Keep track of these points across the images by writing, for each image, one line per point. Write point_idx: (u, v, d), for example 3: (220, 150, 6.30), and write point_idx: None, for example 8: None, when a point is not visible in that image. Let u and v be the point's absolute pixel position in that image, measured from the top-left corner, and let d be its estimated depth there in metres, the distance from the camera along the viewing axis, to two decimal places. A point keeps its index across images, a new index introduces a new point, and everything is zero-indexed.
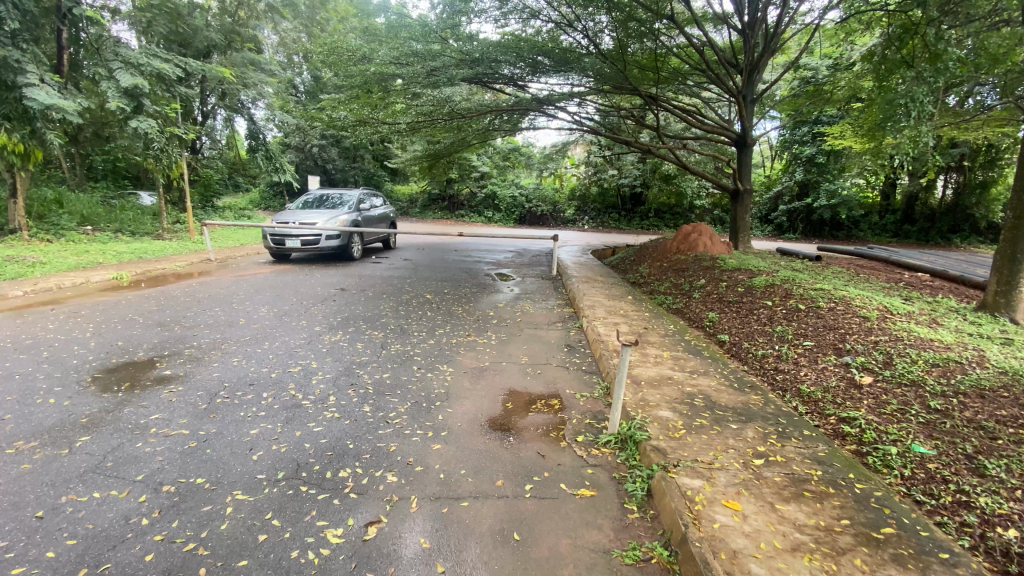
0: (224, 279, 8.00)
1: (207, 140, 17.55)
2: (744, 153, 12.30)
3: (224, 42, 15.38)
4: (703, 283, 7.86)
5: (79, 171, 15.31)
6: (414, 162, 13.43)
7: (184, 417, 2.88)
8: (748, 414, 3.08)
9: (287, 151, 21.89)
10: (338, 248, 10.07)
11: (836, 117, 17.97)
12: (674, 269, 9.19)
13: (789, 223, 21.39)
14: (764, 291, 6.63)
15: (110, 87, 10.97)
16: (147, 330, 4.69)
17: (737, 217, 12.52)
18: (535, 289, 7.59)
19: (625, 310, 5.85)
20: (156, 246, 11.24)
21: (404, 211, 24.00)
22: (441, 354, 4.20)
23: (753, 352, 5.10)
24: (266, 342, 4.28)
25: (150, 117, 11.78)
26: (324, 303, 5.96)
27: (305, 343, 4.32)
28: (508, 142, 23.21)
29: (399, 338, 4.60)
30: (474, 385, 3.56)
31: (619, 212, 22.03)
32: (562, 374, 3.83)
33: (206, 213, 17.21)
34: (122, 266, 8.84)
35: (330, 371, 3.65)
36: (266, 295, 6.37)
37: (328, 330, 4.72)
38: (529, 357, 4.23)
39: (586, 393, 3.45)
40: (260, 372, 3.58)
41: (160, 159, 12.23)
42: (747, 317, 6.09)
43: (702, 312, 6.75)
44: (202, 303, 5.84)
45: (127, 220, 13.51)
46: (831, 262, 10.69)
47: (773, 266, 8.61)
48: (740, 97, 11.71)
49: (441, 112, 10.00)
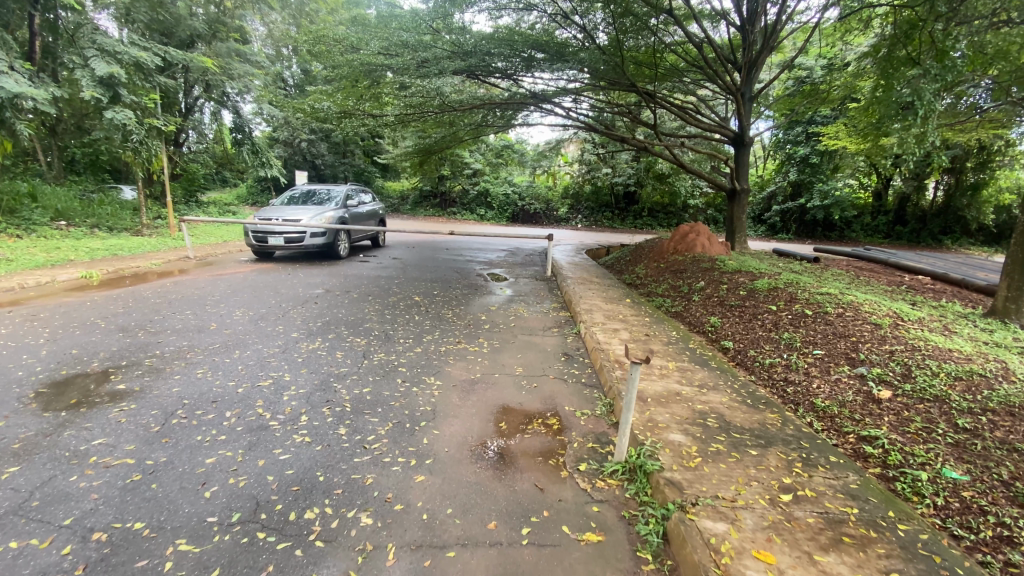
0: (202, 278, 7.58)
1: (191, 133, 17.00)
2: (741, 153, 12.04)
3: (208, 31, 14.86)
4: (701, 285, 7.59)
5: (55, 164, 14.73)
6: (405, 158, 13.05)
7: (131, 443, 2.54)
8: (766, 437, 2.77)
9: (275, 146, 21.37)
10: (323, 246, 9.68)
11: (830, 117, 17.82)
12: (671, 270, 8.93)
13: (782, 223, 21.25)
14: (767, 294, 6.37)
15: (83, 75, 10.48)
16: (107, 336, 4.30)
17: (734, 217, 12.28)
18: (528, 291, 7.27)
19: (624, 314, 5.55)
20: (134, 243, 10.76)
21: (395, 208, 23.55)
22: (427, 365, 3.87)
23: (760, 362, 4.82)
24: (236, 351, 3.93)
25: (127, 108, 11.27)
26: (305, 306, 5.60)
27: (280, 351, 3.97)
28: (501, 138, 22.85)
29: (383, 346, 4.26)
30: (463, 401, 3.23)
31: (613, 211, 21.78)
32: (559, 387, 3.52)
33: (190, 208, 16.68)
34: (95, 264, 8.37)
35: (304, 385, 3.32)
36: (243, 297, 5.98)
37: (306, 337, 4.38)
38: (524, 368, 3.91)
39: (586, 410, 3.14)
40: (225, 386, 3.24)
41: (139, 152, 11.67)
42: (750, 322, 5.81)
43: (703, 316, 6.48)
44: (173, 306, 5.45)
45: (105, 216, 12.96)
46: (829, 263, 10.48)
47: (774, 268, 8.36)
48: (738, 94, 11.45)
49: (430, 107, 9.63)
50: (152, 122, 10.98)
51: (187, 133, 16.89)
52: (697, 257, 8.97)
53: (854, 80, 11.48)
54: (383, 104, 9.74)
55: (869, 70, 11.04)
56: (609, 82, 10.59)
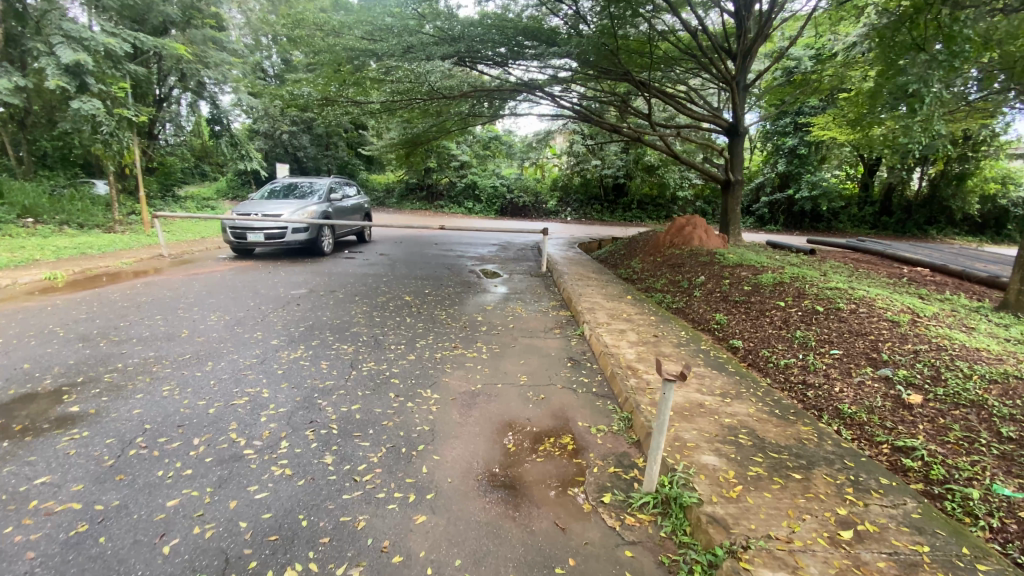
0: (177, 278, 7.12)
1: (167, 126, 16.29)
2: (735, 143, 11.75)
3: (182, 18, 14.13)
4: (702, 280, 7.32)
5: (23, 158, 14.00)
6: (390, 150, 12.60)
7: (79, 481, 2.16)
8: (807, 457, 2.49)
9: (255, 139, 20.68)
10: (305, 242, 9.24)
11: (819, 107, 17.65)
12: (668, 264, 8.65)
13: (770, 214, 21.13)
14: (773, 289, 6.11)
15: (48, 63, 9.87)
16: (65, 347, 3.87)
17: (727, 209, 12.05)
18: (523, 288, 6.95)
19: (628, 313, 5.24)
20: (105, 240, 10.19)
21: (380, 201, 23.03)
22: (421, 375, 3.51)
23: (773, 362, 4.54)
24: (208, 363, 3.55)
25: (95, 97, 10.62)
26: (287, 309, 5.21)
27: (257, 362, 3.60)
28: (488, 130, 22.42)
29: (373, 353, 3.90)
30: (464, 419, 2.89)
31: (601, 204, 21.51)
32: (569, 398, 3.19)
33: (168, 204, 16.02)
34: (61, 264, 7.83)
35: (285, 403, 2.96)
36: (220, 298, 5.57)
37: (287, 345, 3.99)
38: (527, 376, 3.57)
39: (602, 426, 2.82)
40: (195, 407, 2.87)
41: (109, 145, 11.07)
42: (758, 320, 5.53)
43: (707, 313, 6.21)
44: (143, 310, 5.02)
45: (76, 212, 12.30)
46: (826, 255, 10.29)
47: (774, 261, 8.14)
48: (733, 84, 11.11)
49: (415, 98, 9.19)
50: (123, 113, 10.39)
51: (164, 125, 16.19)
52: (695, 251, 8.71)
53: (845, 69, 11.27)
54: (365, 94, 9.27)
55: (861, 59, 10.82)
56: (598, 70, 10.28)
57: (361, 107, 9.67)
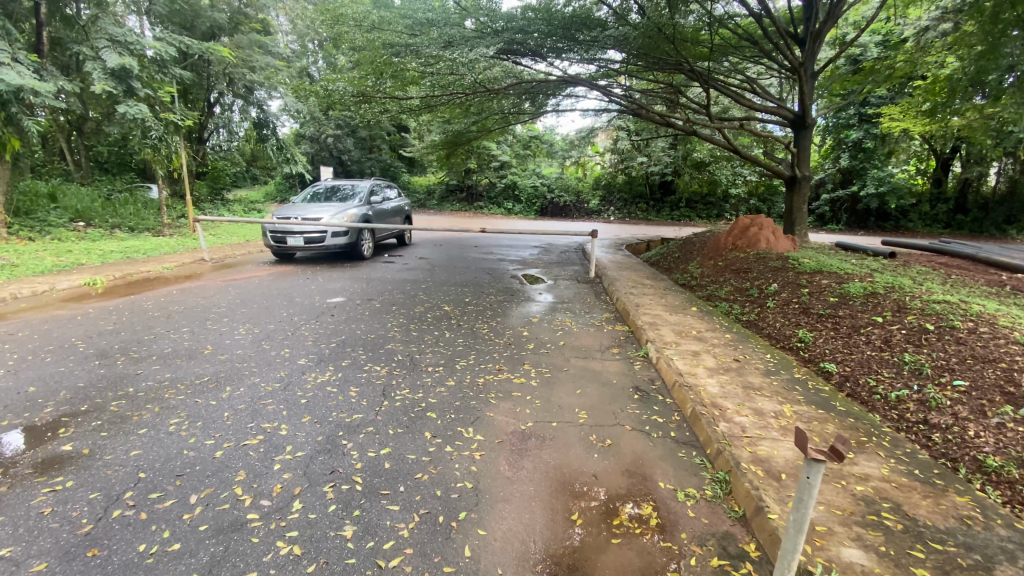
0: (214, 284, 6.93)
1: (220, 131, 16.60)
2: (801, 136, 10.76)
3: (229, 24, 14.29)
4: (775, 289, 6.55)
5: (83, 163, 14.49)
6: (431, 150, 12.24)
7: (43, 556, 1.75)
8: (982, 552, 1.87)
9: (301, 142, 20.91)
10: (345, 246, 8.98)
11: (888, 96, 16.24)
12: (732, 269, 7.88)
13: (831, 213, 19.63)
14: (863, 302, 5.30)
15: (95, 67, 9.96)
16: (80, 365, 3.57)
17: (792, 208, 11.07)
18: (572, 296, 6.38)
19: (697, 330, 4.59)
20: (151, 244, 10.26)
21: (420, 203, 22.81)
22: (462, 408, 2.99)
23: (879, 395, 3.81)
24: (226, 389, 3.14)
25: (141, 101, 10.77)
26: (320, 320, 4.82)
27: (279, 387, 3.17)
28: (529, 129, 21.89)
29: (408, 377, 3.41)
30: (515, 472, 2.35)
31: (647, 203, 20.58)
32: (644, 447, 2.61)
33: (217, 207, 16.30)
34: (103, 269, 7.79)
35: (303, 446, 2.49)
36: (252, 308, 5.25)
37: (314, 365, 3.55)
38: (586, 411, 3.00)
39: (692, 492, 2.25)
40: (201, 449, 2.45)
41: (158, 149, 11.29)
42: (851, 339, 4.77)
43: (786, 329, 5.47)
44: (170, 322, 4.74)
45: (128, 215, 12.57)
46: (908, 259, 9.18)
47: (855, 267, 7.23)
48: (802, 72, 9.98)
49: (454, 94, 8.68)
50: (168, 117, 10.45)
51: (215, 129, 16.45)
52: (761, 255, 7.90)
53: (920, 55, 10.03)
54: (402, 91, 8.88)
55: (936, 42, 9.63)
56: (648, 60, 9.58)
57: (400, 108, 9.32)
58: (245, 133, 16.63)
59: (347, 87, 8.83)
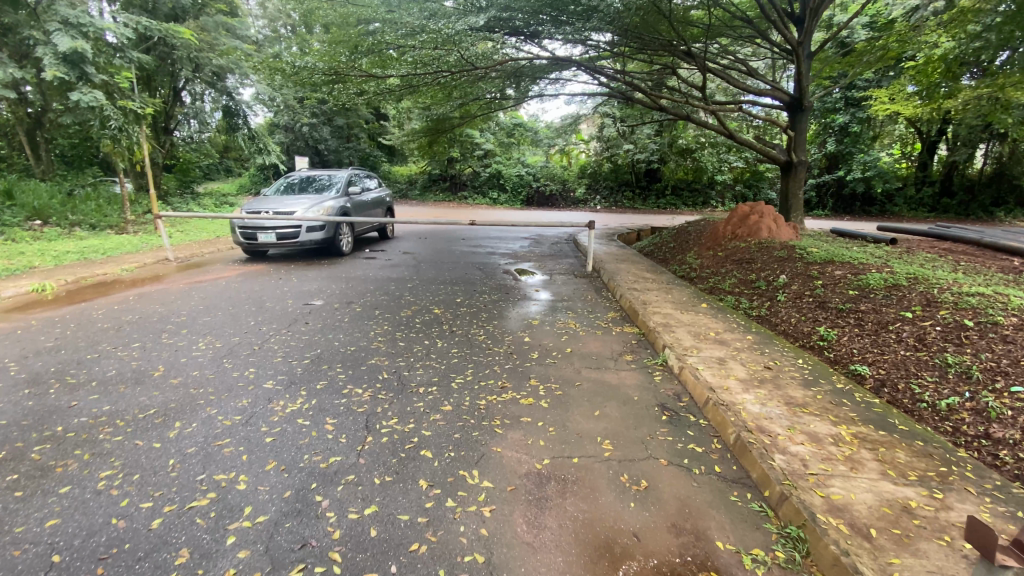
0: (177, 286, 6.26)
1: (191, 121, 15.68)
2: (797, 119, 10.37)
3: (192, 4, 13.30)
4: (785, 280, 6.16)
5: (41, 157, 13.51)
6: (411, 138, 11.59)
7: None
8: None
9: (275, 133, 19.94)
10: (323, 241, 8.36)
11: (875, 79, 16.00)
12: (733, 259, 7.47)
13: (817, 198, 19.39)
14: (886, 295, 4.91)
15: (45, 53, 9.10)
16: (2, 396, 2.96)
17: (788, 193, 10.69)
18: (571, 293, 5.92)
19: (716, 332, 4.14)
20: (111, 243, 9.47)
21: (402, 193, 22.03)
22: (462, 441, 2.50)
23: (925, 403, 3.41)
24: (176, 426, 2.59)
25: (97, 88, 9.90)
26: (292, 330, 4.26)
27: (240, 422, 2.64)
28: (512, 116, 21.21)
29: (395, 402, 2.90)
30: (537, 535, 1.87)
31: (634, 190, 20.10)
32: (688, 489, 2.16)
33: (186, 201, 15.37)
34: (56, 272, 7.06)
35: (267, 507, 1.98)
36: (217, 317, 4.67)
37: (284, 390, 3.01)
38: (610, 441, 2.54)
39: (762, 555, 1.80)
40: (134, 516, 1.91)
41: (118, 140, 10.43)
42: (879, 338, 4.37)
43: (805, 326, 5.07)
44: (122, 336, 4.12)
45: (89, 211, 11.67)
46: (910, 245, 8.90)
47: (863, 255, 6.87)
48: (798, 51, 9.49)
49: (435, 74, 7.91)
50: (127, 106, 9.65)
51: (183, 119, 15.52)
52: (764, 245, 7.50)
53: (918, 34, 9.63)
54: (379, 73, 8.11)
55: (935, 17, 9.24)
56: (641, 41, 9.02)
57: (376, 89, 8.45)
58: (217, 124, 15.62)
59: (318, 63, 7.80)
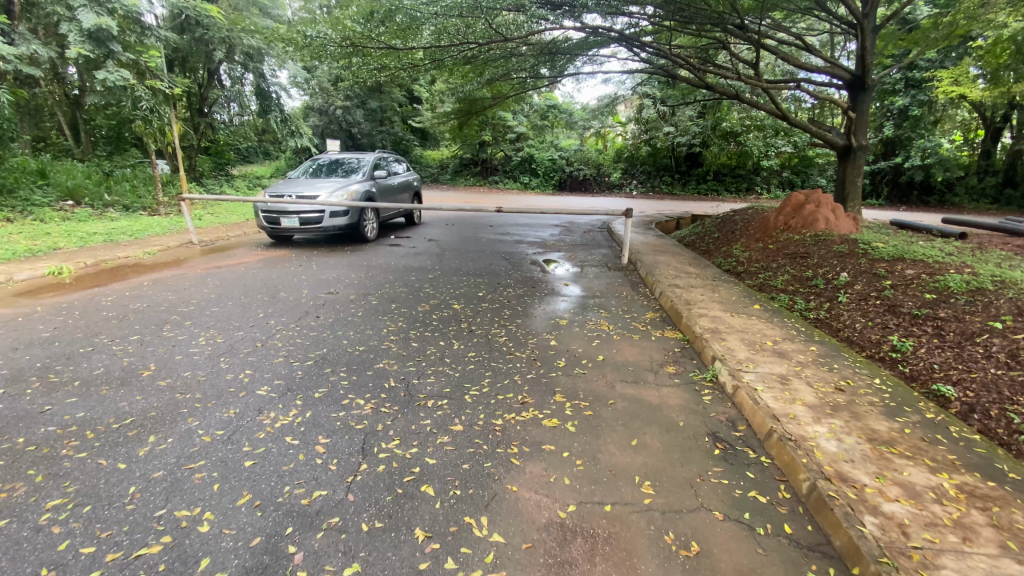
0: (194, 271, 6.08)
1: (231, 104, 15.38)
2: (857, 99, 9.42)
3: None
4: (846, 279, 5.49)
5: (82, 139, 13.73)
6: (442, 121, 11.15)
7: None
8: None
9: (309, 115, 19.88)
10: (346, 226, 8.08)
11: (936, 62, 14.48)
12: (786, 254, 6.80)
13: (871, 186, 18.01)
14: (970, 301, 4.22)
15: (70, 29, 9.18)
16: None
17: (844, 180, 9.77)
18: (604, 288, 5.44)
19: (772, 340, 3.61)
20: (139, 225, 9.46)
21: (434, 177, 21.71)
22: (473, 474, 2.10)
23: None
24: (148, 442, 2.30)
25: (124, 67, 9.86)
26: (300, 323, 3.93)
27: (221, 438, 2.31)
28: (547, 98, 20.51)
29: (401, 418, 2.51)
30: None
31: (672, 175, 19.22)
32: (751, 559, 1.70)
33: (219, 182, 15.45)
34: (79, 254, 7.01)
35: (225, 560, 1.63)
36: (226, 307, 4.40)
37: (276, 399, 2.66)
38: (651, 482, 2.09)
39: None
40: (69, 567, 1.60)
41: (150, 122, 10.27)
42: (963, 352, 3.71)
43: (871, 332, 4.43)
44: (121, 328, 3.89)
45: (124, 192, 11.77)
46: (986, 240, 7.98)
47: (935, 252, 6.10)
48: (863, 23, 8.48)
49: (463, 47, 7.34)
50: (153, 83, 9.61)
51: (224, 103, 15.16)
52: (820, 238, 6.78)
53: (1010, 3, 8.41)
54: (403, 43, 7.44)
55: None
56: (684, 14, 8.25)
57: (400, 62, 7.79)
58: (252, 109, 15.48)
59: (331, 32, 7.04)
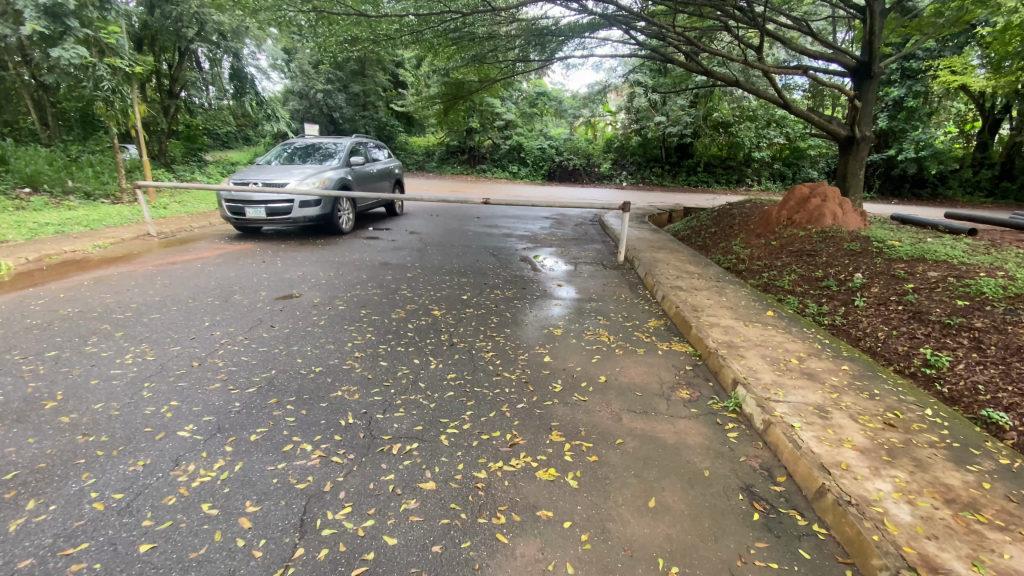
0: (145, 268, 5.44)
1: (209, 87, 14.63)
2: (863, 87, 8.96)
3: None
4: (862, 280, 5.06)
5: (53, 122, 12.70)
6: (427, 104, 10.47)
7: None
8: None
9: (289, 100, 19.01)
10: (319, 217, 7.47)
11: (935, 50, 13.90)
12: (791, 250, 6.36)
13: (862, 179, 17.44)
14: (1008, 309, 3.81)
15: (25, 3, 8.54)
16: None
17: (846, 172, 9.34)
18: (601, 289, 4.95)
19: (797, 358, 3.14)
20: (97, 214, 8.73)
21: (419, 165, 20.96)
22: (445, 561, 1.58)
23: None
24: (20, 512, 1.74)
25: (80, 43, 8.91)
26: (250, 335, 3.36)
27: (118, 507, 1.76)
28: (535, 84, 19.82)
29: (357, 472, 1.98)
30: None
31: (663, 166, 18.76)
32: None
33: (192, 168, 14.58)
34: (21, 247, 6.31)
35: None
36: (170, 314, 3.80)
37: (201, 445, 2.11)
38: (680, 569, 1.60)
39: None
40: None
41: (112, 104, 9.33)
42: (1010, 370, 3.28)
43: (898, 342, 3.98)
44: (38, 340, 3.28)
45: (87, 178, 10.89)
46: (996, 237, 7.63)
47: (952, 251, 5.71)
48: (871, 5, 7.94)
49: (444, 16, 6.64)
50: (113, 61, 8.73)
51: (201, 85, 14.22)
52: (828, 235, 6.34)
53: None
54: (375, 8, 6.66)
55: None
56: None
57: (374, 33, 7.00)
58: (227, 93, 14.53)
59: None
